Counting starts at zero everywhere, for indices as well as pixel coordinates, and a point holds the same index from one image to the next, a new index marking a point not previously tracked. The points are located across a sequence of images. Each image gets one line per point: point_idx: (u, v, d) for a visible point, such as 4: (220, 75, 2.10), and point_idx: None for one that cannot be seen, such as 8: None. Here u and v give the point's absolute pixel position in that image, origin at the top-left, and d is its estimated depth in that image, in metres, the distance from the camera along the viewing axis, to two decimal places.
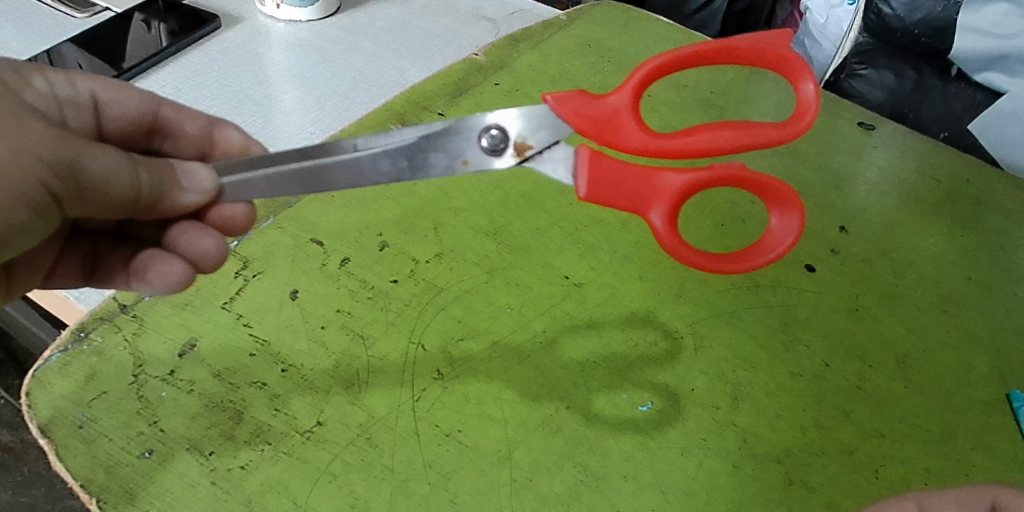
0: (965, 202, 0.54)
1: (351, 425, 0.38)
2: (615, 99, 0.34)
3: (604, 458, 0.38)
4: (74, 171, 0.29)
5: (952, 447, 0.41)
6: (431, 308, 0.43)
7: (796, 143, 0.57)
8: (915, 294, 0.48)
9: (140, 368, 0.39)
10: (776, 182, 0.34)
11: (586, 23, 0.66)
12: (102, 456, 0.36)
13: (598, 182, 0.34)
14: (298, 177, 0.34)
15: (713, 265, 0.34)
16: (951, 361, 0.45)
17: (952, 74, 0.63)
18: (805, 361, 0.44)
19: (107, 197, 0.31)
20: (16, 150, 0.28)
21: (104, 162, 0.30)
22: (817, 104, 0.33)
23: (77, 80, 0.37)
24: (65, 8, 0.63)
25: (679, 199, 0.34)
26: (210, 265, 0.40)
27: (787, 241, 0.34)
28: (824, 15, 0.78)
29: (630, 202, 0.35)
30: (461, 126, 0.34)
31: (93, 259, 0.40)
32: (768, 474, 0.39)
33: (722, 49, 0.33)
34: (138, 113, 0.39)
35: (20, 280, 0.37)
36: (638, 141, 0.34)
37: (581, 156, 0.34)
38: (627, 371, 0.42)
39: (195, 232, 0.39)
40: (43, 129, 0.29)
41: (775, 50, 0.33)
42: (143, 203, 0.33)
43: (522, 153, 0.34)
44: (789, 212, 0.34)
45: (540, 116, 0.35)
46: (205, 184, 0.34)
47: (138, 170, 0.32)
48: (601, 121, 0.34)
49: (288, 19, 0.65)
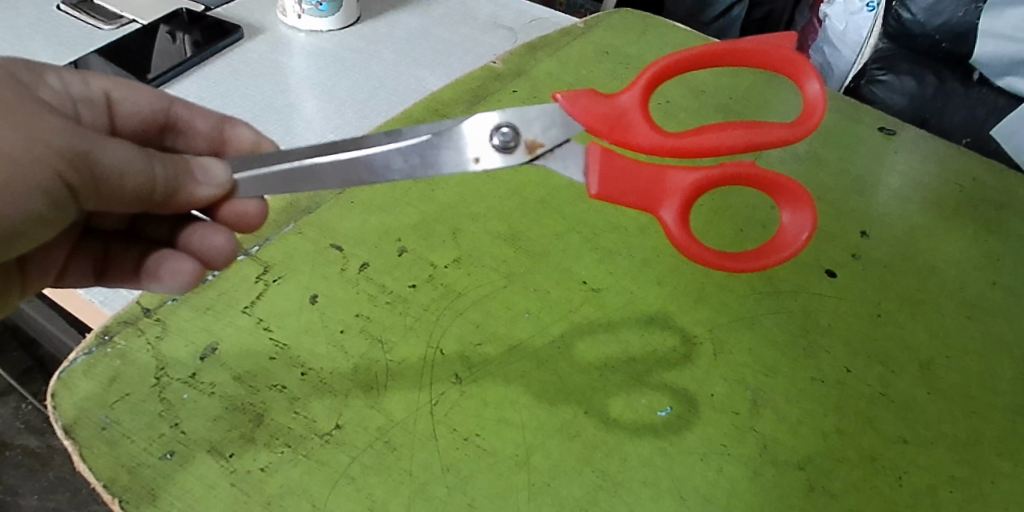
0: (989, 206, 0.54)
1: (370, 428, 0.38)
2: (626, 98, 0.35)
3: (623, 463, 0.38)
4: (89, 162, 0.30)
5: (977, 453, 0.40)
6: (449, 312, 0.44)
7: (816, 148, 0.57)
8: (938, 300, 0.47)
9: (162, 370, 0.39)
10: (787, 179, 0.34)
11: (605, 31, 0.66)
12: (125, 457, 0.36)
13: (609, 178, 0.34)
14: (310, 174, 0.34)
15: (727, 262, 0.34)
16: (975, 367, 0.44)
17: (974, 79, 0.62)
18: (826, 366, 0.43)
19: (123, 188, 0.31)
20: (30, 139, 0.28)
21: (118, 154, 0.31)
22: (823, 103, 0.33)
23: (91, 78, 0.38)
24: (93, 20, 0.64)
25: (690, 196, 0.34)
26: (219, 262, 0.41)
27: (801, 237, 0.33)
28: (843, 22, 0.77)
29: (642, 199, 0.34)
30: (472, 123, 0.34)
31: (106, 258, 0.41)
32: (789, 480, 0.38)
33: (729, 51, 0.34)
34: (150, 111, 0.40)
35: (35, 278, 0.38)
36: (648, 139, 0.34)
37: (592, 153, 0.34)
38: (645, 376, 0.42)
39: (208, 230, 0.40)
40: (57, 122, 0.30)
41: (780, 52, 0.33)
42: (158, 198, 0.33)
43: (533, 151, 0.35)
44: (800, 208, 0.34)
45: (552, 115, 0.35)
46: (219, 177, 0.34)
47: (153, 162, 0.32)
48: (612, 119, 0.35)
49: (309, 29, 0.66)
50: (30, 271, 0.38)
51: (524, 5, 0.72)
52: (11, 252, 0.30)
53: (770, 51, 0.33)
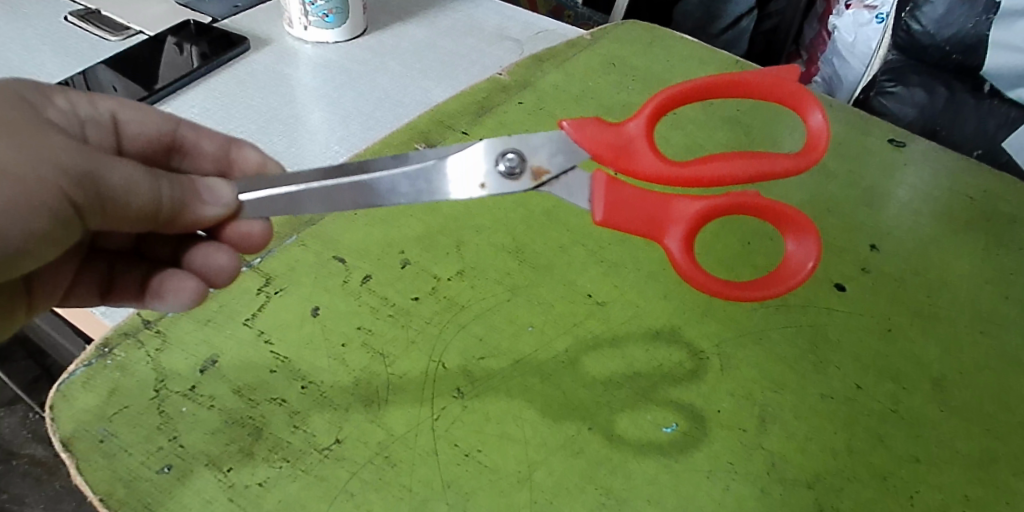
0: (1001, 220, 0.53)
1: (370, 443, 0.38)
2: (631, 127, 0.36)
3: (627, 481, 0.37)
4: (94, 181, 0.30)
5: (991, 473, 0.39)
6: (452, 326, 0.43)
7: (825, 160, 0.56)
8: (951, 315, 0.47)
9: (162, 383, 0.39)
10: (791, 209, 0.34)
11: (611, 43, 0.66)
12: (123, 471, 0.36)
13: (614, 205, 0.34)
14: (319, 196, 0.33)
15: (731, 291, 0.33)
16: (988, 383, 0.43)
17: (985, 90, 0.62)
18: (836, 384, 0.42)
19: (128, 207, 0.31)
20: (35, 158, 0.28)
21: (125, 173, 0.31)
22: (826, 134, 0.33)
23: (99, 100, 0.38)
24: (100, 31, 0.65)
25: (695, 225, 0.34)
26: (222, 280, 0.40)
27: (807, 266, 0.33)
28: (852, 34, 0.77)
29: (646, 227, 0.34)
30: (481, 149, 0.34)
31: (109, 278, 0.41)
32: (797, 499, 0.38)
33: (734, 82, 0.35)
34: (156, 132, 0.40)
35: (40, 298, 0.38)
36: (653, 168, 0.35)
37: (597, 181, 0.34)
38: (650, 390, 0.41)
39: (210, 249, 0.39)
40: (63, 143, 0.30)
41: (784, 85, 0.34)
42: (163, 217, 0.33)
43: (538, 177, 0.34)
44: (805, 236, 0.33)
45: (558, 142, 0.35)
46: (225, 198, 0.34)
47: (159, 182, 0.32)
48: (617, 147, 0.35)
49: (316, 41, 0.66)
50: (35, 291, 0.37)
51: (530, 17, 0.72)
52: (17, 273, 0.30)
53: (773, 84, 0.34)
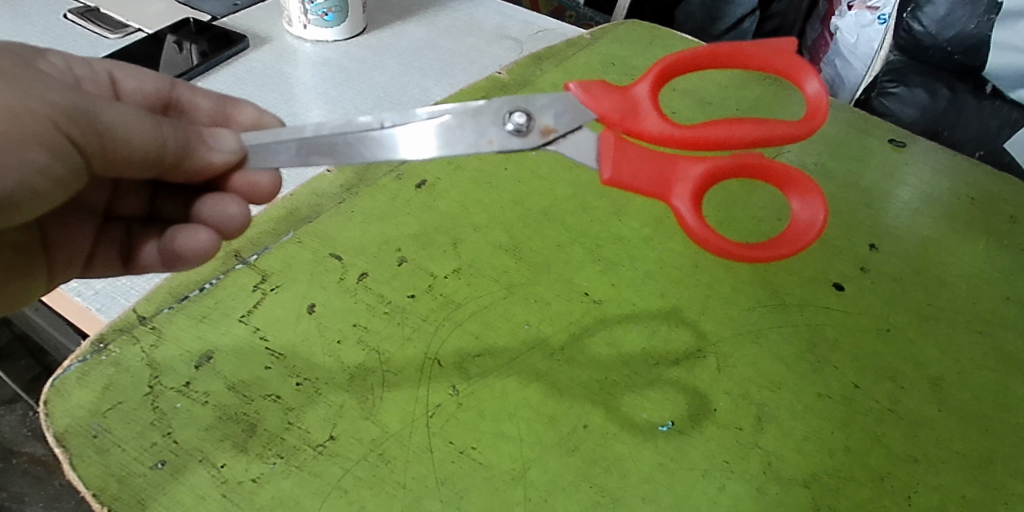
0: (1001, 220, 0.53)
1: (364, 440, 0.37)
2: (637, 90, 0.37)
3: (622, 479, 0.37)
4: (90, 119, 0.30)
5: (989, 474, 0.39)
6: (448, 323, 0.43)
7: (825, 161, 0.56)
8: (949, 314, 0.46)
9: (156, 379, 0.39)
10: (794, 172, 0.35)
11: (611, 42, 0.66)
12: (115, 466, 0.35)
13: (621, 164, 0.34)
14: (326, 150, 0.33)
15: (745, 250, 0.33)
16: (986, 384, 0.43)
17: (987, 91, 0.62)
18: (833, 383, 0.42)
19: (129, 146, 0.32)
20: (26, 94, 0.28)
21: (120, 114, 0.31)
22: (826, 100, 0.35)
23: (95, 61, 0.39)
24: (99, 29, 0.65)
25: (702, 185, 0.35)
26: (234, 231, 0.40)
27: (815, 222, 0.34)
28: (854, 35, 0.77)
29: (654, 187, 0.35)
30: (488, 108, 0.34)
31: (127, 245, 0.41)
32: (793, 500, 0.37)
33: (735, 52, 0.36)
34: (152, 89, 0.41)
35: (59, 266, 0.39)
36: (658, 129, 0.36)
37: (605, 141, 0.35)
38: (647, 388, 0.41)
39: (219, 198, 0.39)
40: (58, 83, 0.30)
41: (783, 55, 0.36)
42: (169, 160, 0.34)
43: (546, 135, 0.35)
44: (811, 196, 0.34)
45: (564, 103, 0.36)
46: (230, 145, 0.34)
47: (161, 127, 0.33)
48: (624, 110, 0.36)
49: (314, 39, 0.66)
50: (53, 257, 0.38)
51: (530, 16, 0.72)
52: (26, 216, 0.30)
53: (773, 52, 0.36)
